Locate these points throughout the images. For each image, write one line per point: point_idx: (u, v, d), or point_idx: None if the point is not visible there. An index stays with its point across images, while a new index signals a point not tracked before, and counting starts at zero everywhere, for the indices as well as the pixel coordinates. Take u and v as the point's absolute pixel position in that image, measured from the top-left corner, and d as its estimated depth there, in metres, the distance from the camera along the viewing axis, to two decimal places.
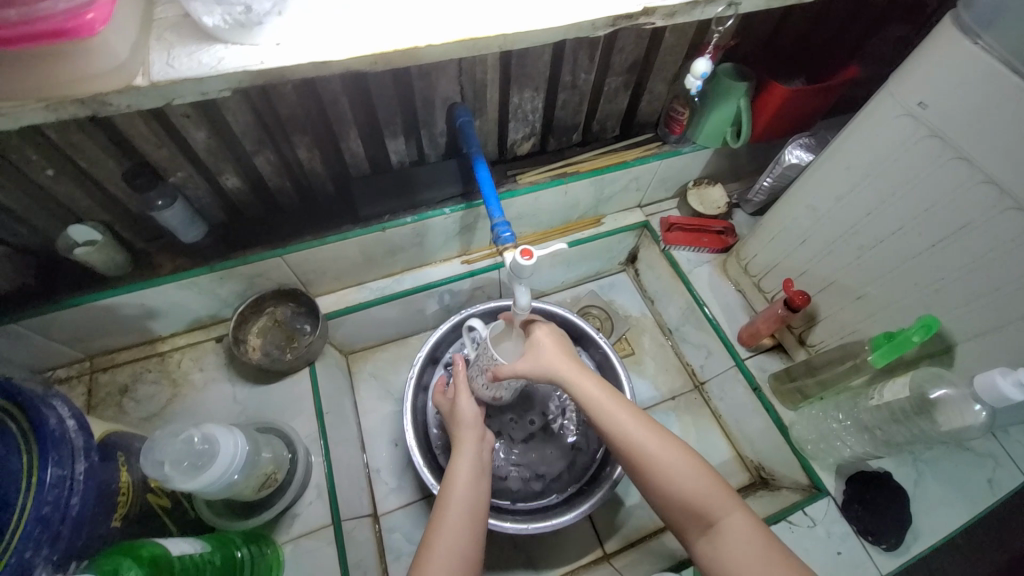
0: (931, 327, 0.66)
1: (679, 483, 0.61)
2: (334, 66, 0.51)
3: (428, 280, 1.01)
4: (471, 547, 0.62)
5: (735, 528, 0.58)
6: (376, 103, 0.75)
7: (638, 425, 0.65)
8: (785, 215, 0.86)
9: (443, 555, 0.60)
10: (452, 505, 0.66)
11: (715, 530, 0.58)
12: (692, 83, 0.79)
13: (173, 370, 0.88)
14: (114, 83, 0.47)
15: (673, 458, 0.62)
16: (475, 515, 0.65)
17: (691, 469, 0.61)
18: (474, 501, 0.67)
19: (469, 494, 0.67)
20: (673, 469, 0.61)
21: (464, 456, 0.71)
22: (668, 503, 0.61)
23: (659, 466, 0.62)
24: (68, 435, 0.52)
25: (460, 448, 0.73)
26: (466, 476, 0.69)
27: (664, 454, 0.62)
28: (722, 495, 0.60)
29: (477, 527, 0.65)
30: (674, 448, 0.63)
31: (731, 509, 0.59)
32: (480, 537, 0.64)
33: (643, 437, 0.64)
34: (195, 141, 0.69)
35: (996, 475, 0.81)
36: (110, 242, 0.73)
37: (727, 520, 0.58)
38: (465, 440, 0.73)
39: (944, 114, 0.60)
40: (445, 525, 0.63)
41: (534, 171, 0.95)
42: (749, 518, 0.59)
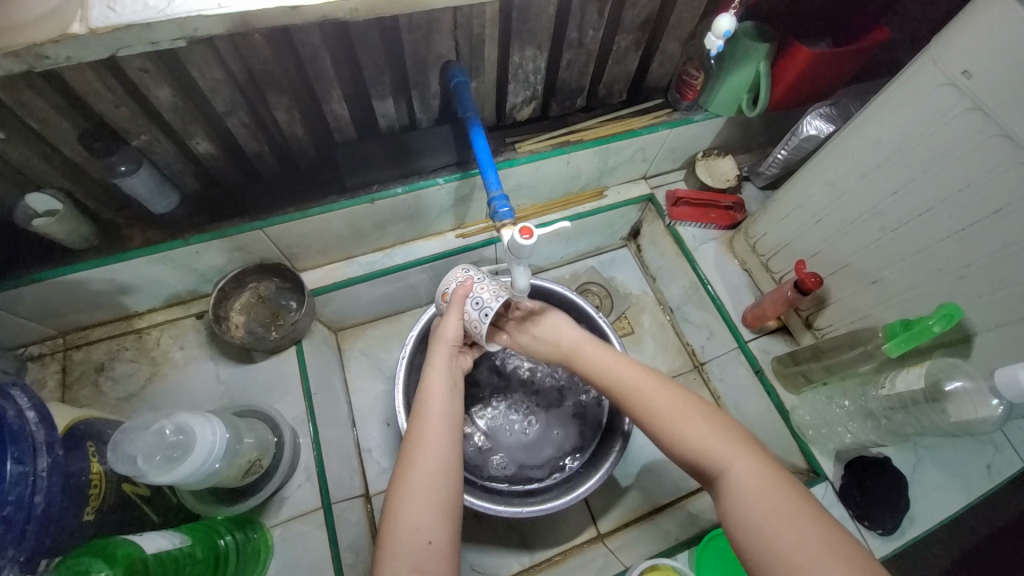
0: (953, 316, 0.62)
1: (687, 434, 0.56)
2: (307, 13, 0.45)
3: (421, 255, 0.96)
4: (450, 459, 0.59)
5: (743, 475, 0.51)
6: (361, 60, 0.67)
7: (641, 381, 0.62)
8: (801, 192, 0.80)
9: (420, 470, 0.58)
10: (428, 419, 0.62)
11: (722, 479, 0.52)
12: (714, 43, 0.71)
13: (151, 348, 0.84)
14: (50, 30, 0.40)
15: (676, 410, 0.58)
16: (453, 422, 0.63)
17: (697, 419, 0.57)
18: (451, 414, 0.63)
19: (445, 407, 0.63)
20: (678, 422, 0.57)
21: (437, 372, 0.67)
22: (681, 457, 0.56)
23: (663, 420, 0.58)
24: (28, 428, 0.47)
25: (432, 364, 0.68)
26: (440, 390, 0.65)
27: (669, 409, 0.58)
28: (731, 442, 0.54)
29: (454, 442, 0.61)
30: (678, 402, 0.59)
31: (740, 457, 0.53)
32: (457, 446, 0.61)
33: (645, 392, 0.61)
34: (159, 100, 0.61)
35: (995, 461, 0.81)
36: (72, 213, 0.67)
37: (736, 467, 0.52)
38: (438, 352, 0.69)
39: (991, 86, 0.54)
40: (422, 439, 0.60)
41: (534, 139, 0.88)
42: (764, 465, 0.52)
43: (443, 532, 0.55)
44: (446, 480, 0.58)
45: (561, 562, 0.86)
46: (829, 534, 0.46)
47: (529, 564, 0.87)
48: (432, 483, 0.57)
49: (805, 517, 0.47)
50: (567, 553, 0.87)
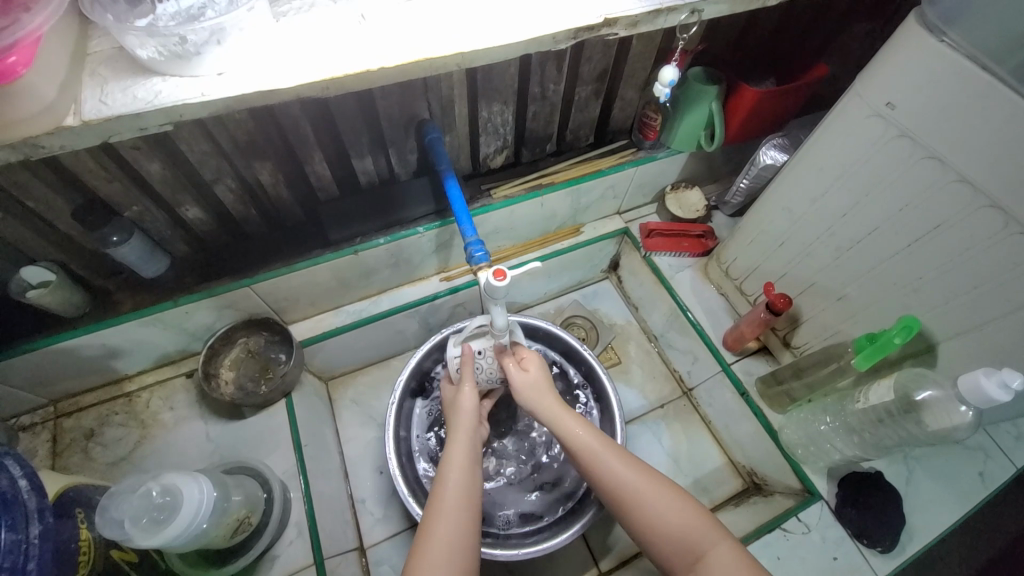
0: (912, 328, 0.65)
1: (665, 521, 0.58)
2: (283, 93, 0.49)
3: (406, 300, 0.99)
4: (465, 527, 0.59)
5: (723, 560, 0.54)
6: (339, 125, 0.72)
7: (618, 461, 0.63)
8: (762, 218, 0.85)
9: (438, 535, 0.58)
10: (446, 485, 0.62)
11: (703, 565, 0.55)
12: (660, 91, 0.77)
13: (141, 410, 0.84)
14: (45, 125, 0.44)
15: (653, 493, 0.60)
16: (472, 490, 0.63)
17: (676, 505, 0.59)
18: (471, 481, 0.64)
19: (467, 476, 0.64)
20: (655, 507, 0.59)
21: (460, 437, 0.68)
22: (655, 541, 0.58)
23: (641, 505, 0.59)
24: (20, 496, 0.48)
25: (456, 433, 0.69)
26: (461, 454, 0.66)
27: (645, 490, 0.60)
28: (710, 526, 0.57)
29: (472, 514, 0.61)
30: (651, 480, 0.61)
31: (719, 539, 0.56)
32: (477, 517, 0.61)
33: (624, 472, 0.62)
34: (150, 174, 0.66)
35: (987, 468, 0.81)
36: (65, 282, 0.70)
37: (717, 550, 0.55)
38: (462, 423, 0.70)
39: (914, 114, 0.59)
40: (445, 503, 0.60)
41: (509, 184, 0.93)
42: (739, 550, 0.55)
43: None
44: (463, 547, 0.58)
45: None
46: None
47: None
48: (452, 555, 0.57)
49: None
50: None
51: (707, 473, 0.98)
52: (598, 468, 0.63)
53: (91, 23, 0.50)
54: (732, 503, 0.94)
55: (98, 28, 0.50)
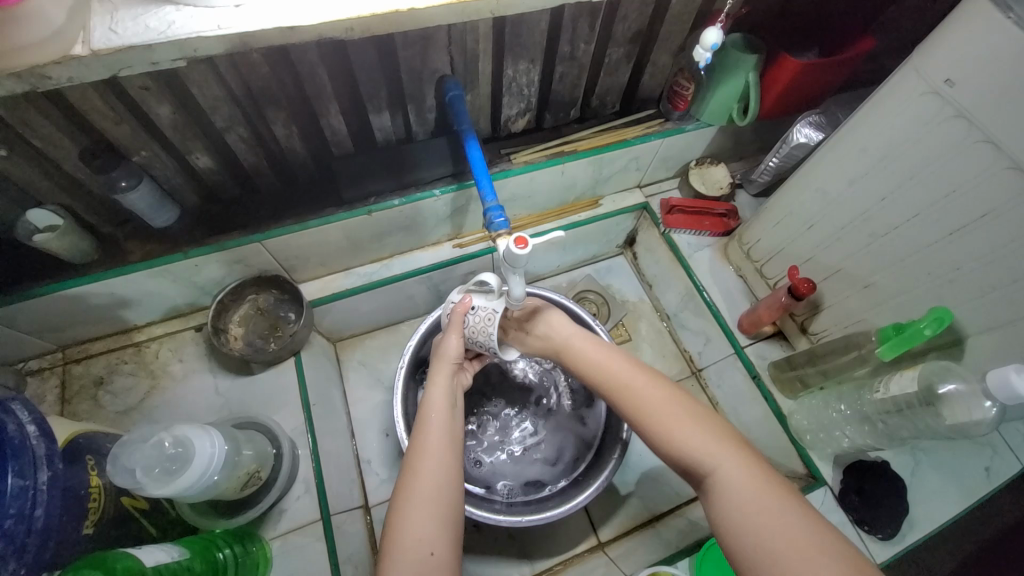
0: (943, 320, 0.63)
1: (673, 433, 0.56)
2: (304, 33, 0.46)
3: (418, 265, 0.97)
4: (450, 471, 0.60)
5: (730, 475, 0.51)
6: (358, 75, 0.68)
7: (628, 378, 0.63)
8: (792, 199, 0.82)
9: (425, 478, 0.58)
10: (429, 430, 0.63)
11: (710, 475, 0.53)
12: (702, 55, 0.73)
13: (150, 361, 0.84)
14: (52, 53, 0.42)
15: (665, 408, 0.58)
16: (453, 437, 0.64)
17: (683, 417, 0.57)
18: (449, 426, 0.64)
19: (447, 419, 0.65)
20: (666, 418, 0.58)
21: (437, 386, 0.68)
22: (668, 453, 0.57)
23: (649, 417, 0.59)
24: (29, 441, 0.48)
25: (434, 380, 0.69)
26: (440, 401, 0.67)
27: (653, 405, 0.59)
28: (718, 441, 0.54)
29: (455, 457, 0.62)
30: (666, 403, 0.59)
31: (728, 454, 0.53)
32: (458, 461, 0.62)
33: (634, 387, 0.61)
34: (159, 117, 0.62)
35: (993, 464, 0.81)
36: (72, 228, 0.68)
37: (723, 465, 0.52)
38: (441, 369, 0.71)
39: (973, 94, 0.55)
40: (426, 449, 0.61)
41: (529, 149, 0.90)
42: (755, 468, 0.52)
43: (444, 544, 0.55)
44: (448, 486, 0.59)
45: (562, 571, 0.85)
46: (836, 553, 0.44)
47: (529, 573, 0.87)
48: (433, 497, 0.57)
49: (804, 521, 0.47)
50: (568, 563, 0.87)
51: None
52: (610, 384, 0.64)
53: None
54: None
55: None
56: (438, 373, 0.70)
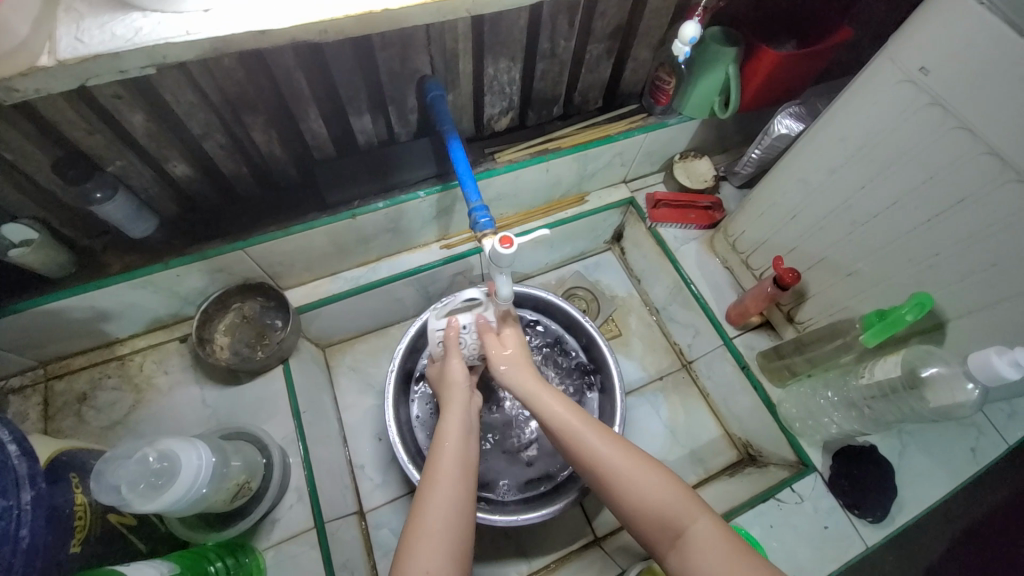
0: (924, 305, 0.64)
1: (643, 497, 0.57)
2: (277, 36, 0.45)
3: (406, 267, 0.96)
4: (460, 503, 0.59)
5: (703, 536, 0.53)
6: (336, 77, 0.67)
7: (596, 434, 0.62)
8: (775, 190, 0.82)
9: (434, 512, 0.57)
10: (445, 459, 0.62)
11: (681, 539, 0.54)
12: (681, 49, 0.73)
13: (135, 374, 0.83)
14: (17, 64, 0.40)
15: (636, 471, 0.58)
16: (466, 467, 0.62)
17: (648, 473, 0.58)
18: (465, 457, 0.63)
19: (460, 449, 0.63)
20: (636, 482, 0.58)
21: (452, 414, 0.67)
22: (636, 518, 0.57)
23: (619, 480, 0.58)
24: (10, 461, 0.46)
25: (448, 408, 0.68)
26: (457, 429, 0.65)
27: (625, 463, 0.59)
28: (690, 502, 0.56)
29: (465, 489, 0.60)
30: (630, 457, 0.60)
31: (698, 514, 0.55)
32: (470, 496, 0.61)
33: (601, 448, 0.61)
34: (133, 126, 0.61)
35: (980, 445, 0.82)
36: (48, 241, 0.66)
37: (697, 527, 0.54)
38: (454, 397, 0.69)
39: (947, 81, 0.56)
40: (440, 480, 0.59)
41: (513, 148, 0.90)
42: (717, 525, 0.54)
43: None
44: (458, 520, 0.58)
45: (559, 568, 0.86)
46: None
47: (527, 572, 0.87)
48: (443, 530, 0.56)
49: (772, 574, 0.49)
50: (565, 559, 0.87)
51: (703, 444, 0.99)
52: (577, 440, 0.62)
53: None
54: (726, 473, 0.96)
55: None
56: (453, 397, 0.69)
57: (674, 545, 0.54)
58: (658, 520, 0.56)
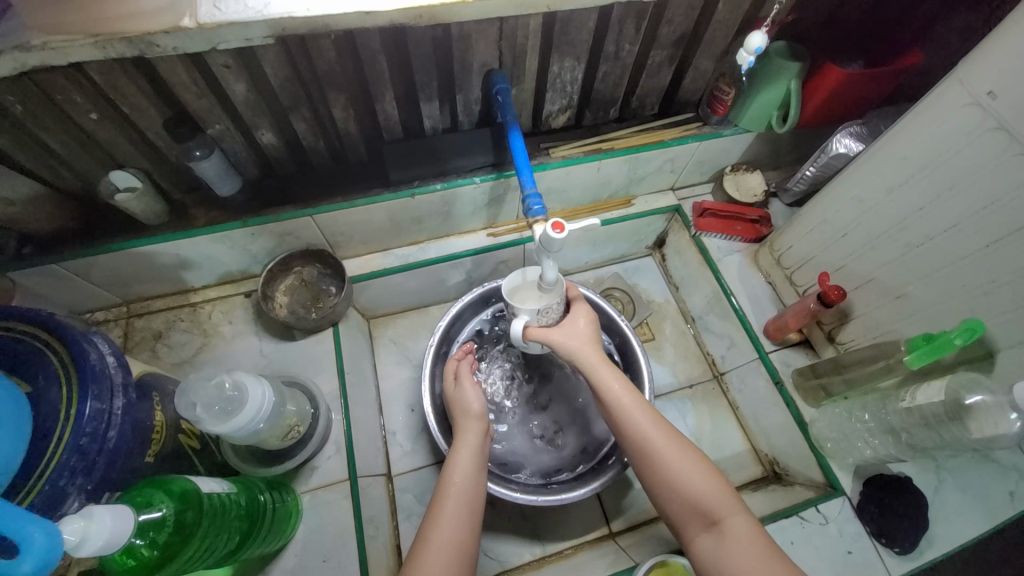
0: (976, 331, 0.63)
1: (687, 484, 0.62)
2: (378, 17, 0.51)
3: (453, 250, 1.01)
4: (464, 529, 0.62)
5: (741, 531, 0.58)
6: (414, 64, 0.73)
7: (648, 420, 0.67)
8: (828, 207, 0.82)
9: (440, 540, 0.61)
10: (450, 494, 0.65)
11: (719, 527, 0.59)
12: (744, 59, 0.74)
13: (203, 320, 0.91)
14: (163, 23, 0.47)
15: (681, 458, 0.63)
16: (470, 503, 0.65)
17: (693, 464, 0.63)
18: (469, 491, 0.66)
19: (469, 481, 0.67)
20: (683, 470, 0.62)
21: (462, 439, 0.71)
22: (677, 501, 0.62)
23: (670, 467, 0.63)
24: (108, 371, 0.52)
25: (462, 437, 0.72)
26: (468, 460, 0.69)
27: (672, 450, 0.64)
28: (731, 499, 0.61)
29: (471, 523, 0.64)
30: (678, 447, 0.64)
31: (742, 514, 0.59)
32: (472, 530, 0.63)
33: (652, 433, 0.66)
34: (234, 94, 0.69)
35: (1019, 487, 0.78)
36: (149, 191, 0.75)
37: (737, 520, 0.59)
38: (468, 427, 0.73)
39: (1016, 107, 0.55)
40: (444, 512, 0.63)
41: (567, 145, 0.93)
42: (760, 529, 0.58)
43: None
44: (458, 554, 0.61)
45: (571, 554, 0.88)
46: None
47: (540, 554, 0.89)
48: (448, 554, 0.60)
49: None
50: (578, 547, 0.89)
51: (728, 455, 0.99)
52: (629, 422, 0.67)
53: None
54: (749, 487, 0.95)
55: None
56: (466, 425, 0.73)
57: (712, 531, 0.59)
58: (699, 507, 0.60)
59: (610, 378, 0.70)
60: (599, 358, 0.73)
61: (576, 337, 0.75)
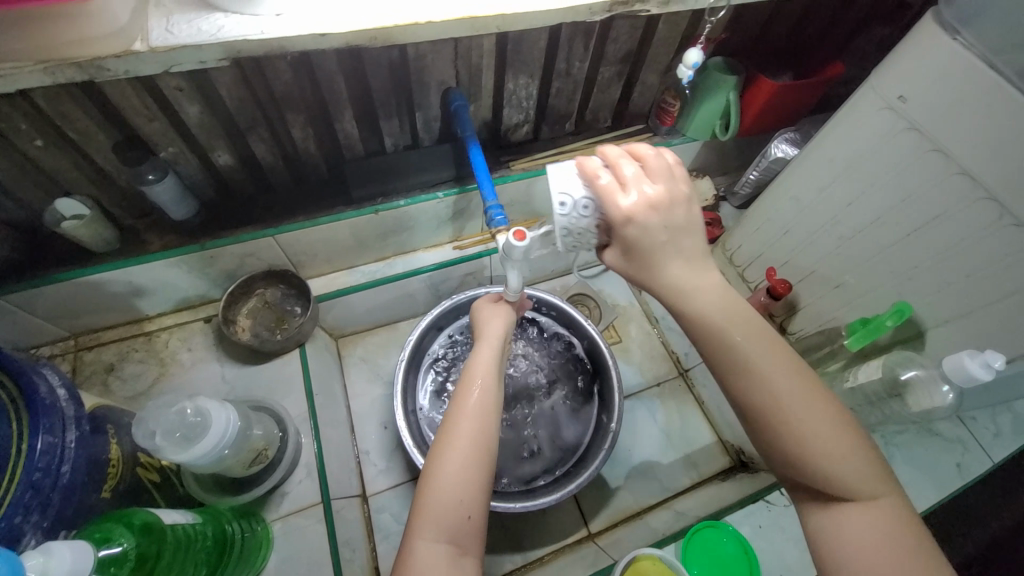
0: (903, 313, 0.70)
1: (823, 455, 0.47)
2: (334, 40, 0.53)
3: (420, 265, 1.02)
4: (484, 444, 0.58)
5: (875, 511, 0.47)
6: (372, 84, 0.74)
7: (776, 371, 0.48)
8: (770, 207, 0.88)
9: (449, 464, 0.56)
10: (463, 410, 0.61)
11: (842, 502, 0.47)
12: (685, 73, 0.80)
13: (160, 349, 0.88)
14: (114, 47, 0.47)
15: (813, 420, 0.47)
16: (485, 416, 0.61)
17: (826, 422, 0.47)
18: (486, 403, 0.62)
19: (485, 393, 0.62)
20: (810, 433, 0.47)
21: (487, 349, 0.68)
22: (795, 467, 0.48)
23: (792, 426, 0.47)
24: (59, 403, 0.50)
25: (478, 354, 0.68)
26: (483, 373, 0.64)
27: (803, 415, 0.47)
28: (871, 475, 0.47)
29: (490, 435, 0.60)
30: (809, 399, 0.48)
31: (870, 487, 0.47)
32: (490, 439, 0.59)
33: (773, 377, 0.48)
34: (188, 116, 0.68)
35: (964, 460, 0.85)
36: (98, 217, 0.72)
37: (875, 505, 0.47)
38: (483, 346, 0.69)
39: (923, 109, 0.62)
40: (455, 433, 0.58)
41: (527, 158, 0.96)
42: (884, 485, 0.48)
43: (481, 508, 0.56)
44: (476, 471, 0.56)
45: (553, 560, 0.88)
46: (909, 534, 0.46)
47: (522, 563, 0.89)
48: (464, 477, 0.56)
49: (911, 548, 0.45)
50: (559, 552, 0.90)
51: (697, 449, 1.02)
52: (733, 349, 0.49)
53: None
54: (719, 478, 0.98)
55: None
56: (483, 343, 0.69)
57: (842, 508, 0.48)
58: (831, 486, 0.47)
59: (725, 313, 0.50)
60: (671, 252, 0.50)
61: (647, 236, 0.50)
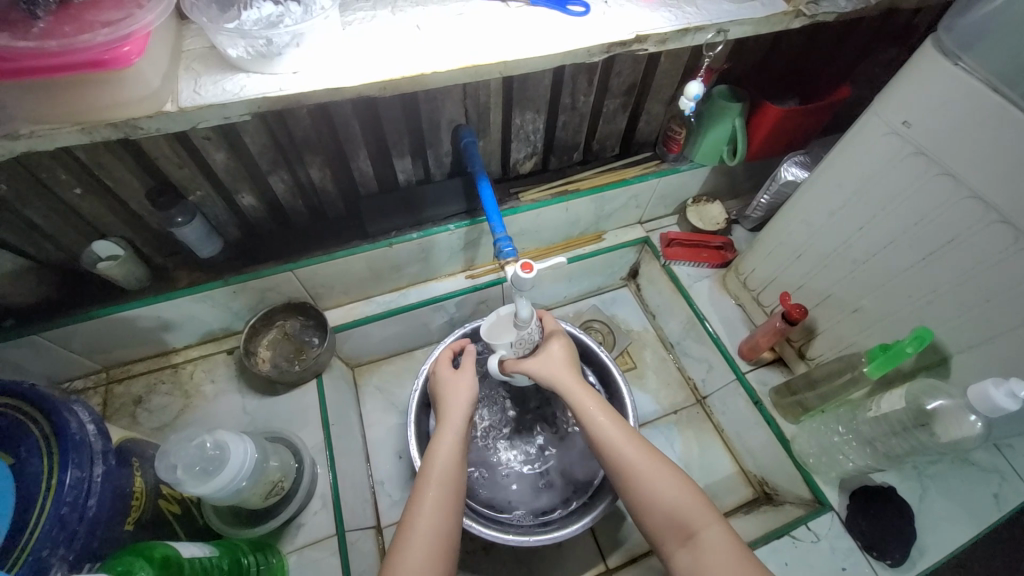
0: (924, 339, 0.67)
1: (669, 500, 0.62)
2: (346, 92, 0.56)
3: (433, 294, 1.04)
4: (450, 517, 0.63)
5: (715, 540, 0.59)
6: (385, 125, 0.78)
7: (626, 437, 0.67)
8: (781, 231, 0.88)
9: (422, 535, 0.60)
10: (431, 482, 0.65)
11: (694, 541, 0.59)
12: (686, 105, 0.81)
13: (185, 381, 0.91)
14: (146, 109, 0.52)
15: (657, 473, 0.63)
16: (452, 490, 0.65)
17: (663, 475, 0.64)
18: (452, 475, 0.66)
19: (453, 465, 0.67)
20: (658, 482, 0.63)
21: (447, 430, 0.71)
22: (652, 514, 0.62)
23: (645, 480, 0.63)
24: (88, 439, 0.52)
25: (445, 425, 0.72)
26: (450, 446, 0.69)
27: (650, 467, 0.64)
28: (711, 514, 0.61)
29: (454, 508, 0.64)
30: (649, 456, 0.65)
31: (715, 522, 0.60)
32: (456, 512, 0.64)
33: (626, 445, 0.66)
34: (215, 162, 0.72)
35: (1002, 491, 0.80)
36: (131, 257, 0.77)
37: (710, 535, 0.59)
38: (453, 414, 0.73)
39: (928, 133, 0.62)
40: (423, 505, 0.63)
41: (536, 189, 0.98)
42: (730, 534, 0.59)
43: None
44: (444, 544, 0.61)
45: None
46: None
47: None
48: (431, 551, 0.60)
49: None
50: None
51: (718, 479, 0.99)
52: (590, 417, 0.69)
53: (186, 26, 0.58)
54: (741, 510, 0.95)
55: (191, 29, 0.59)
56: (452, 414, 0.73)
57: (686, 537, 0.60)
58: (681, 524, 0.60)
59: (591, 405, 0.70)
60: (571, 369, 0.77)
61: None
